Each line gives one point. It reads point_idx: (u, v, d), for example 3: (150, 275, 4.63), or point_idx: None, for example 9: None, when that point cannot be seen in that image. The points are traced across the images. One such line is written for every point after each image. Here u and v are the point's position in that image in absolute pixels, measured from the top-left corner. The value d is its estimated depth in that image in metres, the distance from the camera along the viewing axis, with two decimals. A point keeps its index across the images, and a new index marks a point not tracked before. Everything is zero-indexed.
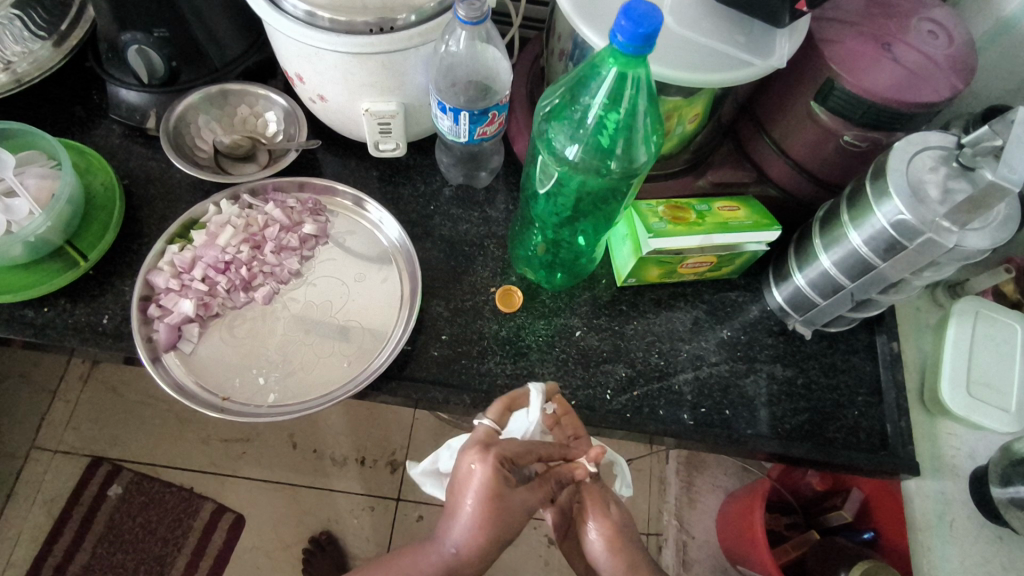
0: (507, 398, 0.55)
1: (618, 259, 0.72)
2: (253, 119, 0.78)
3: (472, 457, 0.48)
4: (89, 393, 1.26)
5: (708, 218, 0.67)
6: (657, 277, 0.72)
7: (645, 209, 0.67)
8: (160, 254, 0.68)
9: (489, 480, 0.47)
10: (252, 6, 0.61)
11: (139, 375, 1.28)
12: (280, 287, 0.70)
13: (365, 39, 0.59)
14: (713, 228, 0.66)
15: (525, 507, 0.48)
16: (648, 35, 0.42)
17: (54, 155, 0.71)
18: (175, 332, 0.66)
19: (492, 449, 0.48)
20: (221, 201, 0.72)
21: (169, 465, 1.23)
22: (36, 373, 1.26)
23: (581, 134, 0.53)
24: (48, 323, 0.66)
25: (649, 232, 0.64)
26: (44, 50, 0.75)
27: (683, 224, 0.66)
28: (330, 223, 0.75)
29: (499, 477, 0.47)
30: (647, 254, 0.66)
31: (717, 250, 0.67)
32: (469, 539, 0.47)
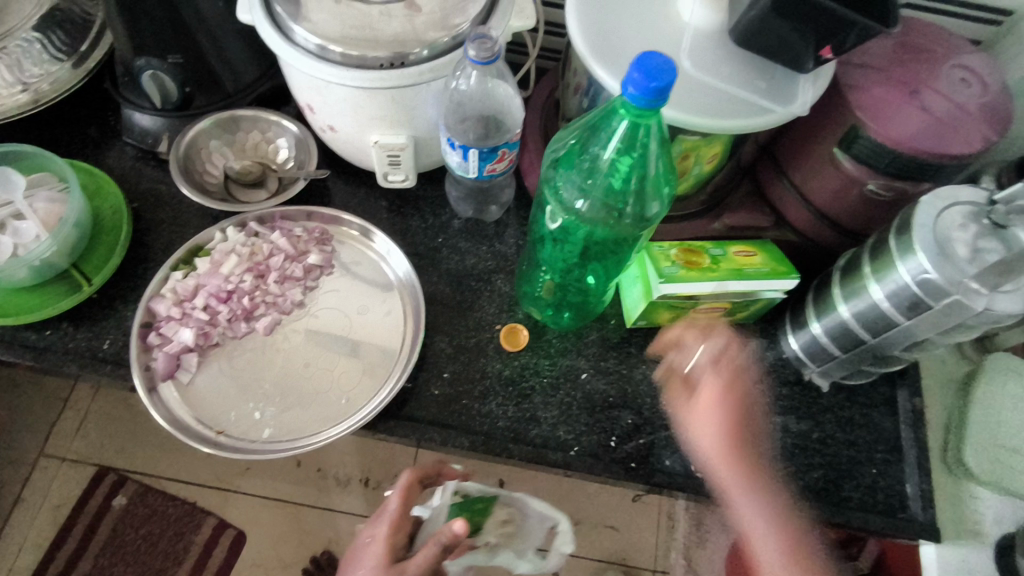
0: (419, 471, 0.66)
1: (627, 300, 0.70)
2: (264, 144, 0.78)
3: (372, 529, 0.62)
4: (99, 403, 1.26)
5: (722, 262, 0.64)
6: (668, 321, 0.69)
7: (658, 252, 0.65)
8: (164, 280, 0.68)
9: (385, 543, 0.60)
10: (264, 37, 0.61)
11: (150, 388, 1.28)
12: (282, 317, 0.69)
13: (375, 74, 0.59)
14: (728, 270, 0.63)
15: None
16: (660, 89, 0.40)
17: (63, 176, 0.70)
18: (173, 361, 0.65)
19: (389, 511, 0.62)
20: (228, 228, 0.71)
21: (172, 478, 1.22)
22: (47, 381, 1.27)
23: (590, 183, 0.51)
24: (48, 346, 0.65)
25: (660, 277, 0.62)
26: (65, 74, 0.76)
27: (694, 268, 0.63)
28: (336, 253, 0.74)
29: (392, 541, 0.60)
30: (658, 299, 0.63)
31: (732, 296, 0.65)
32: None
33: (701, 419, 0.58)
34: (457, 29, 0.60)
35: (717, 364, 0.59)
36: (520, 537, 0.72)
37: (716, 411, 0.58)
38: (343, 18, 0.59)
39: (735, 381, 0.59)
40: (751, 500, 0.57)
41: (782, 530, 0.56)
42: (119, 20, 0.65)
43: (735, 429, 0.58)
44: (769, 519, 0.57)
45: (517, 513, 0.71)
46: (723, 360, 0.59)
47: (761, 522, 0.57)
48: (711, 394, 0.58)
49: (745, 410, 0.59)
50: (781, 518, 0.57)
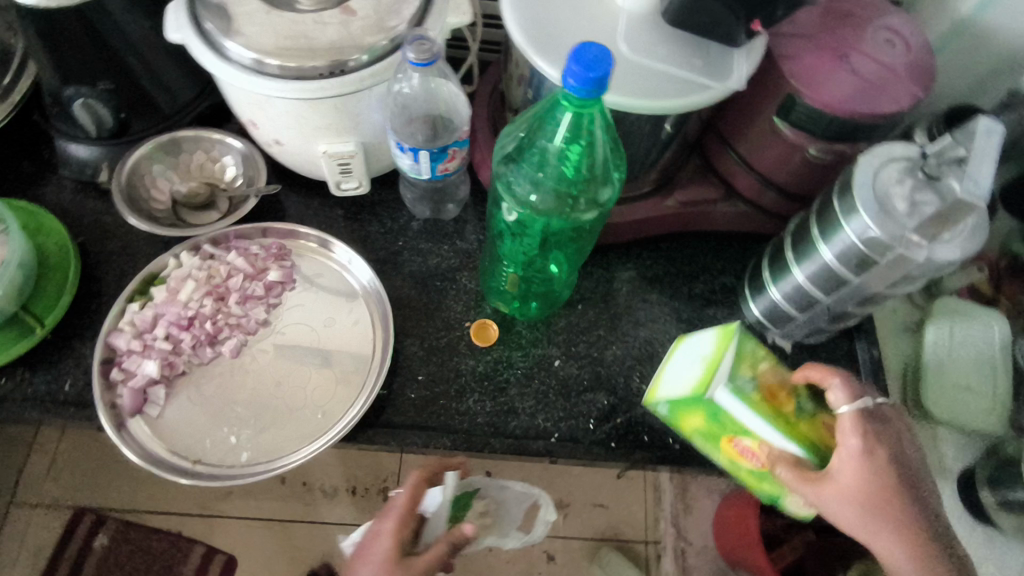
0: (422, 471, 0.64)
1: (669, 378, 0.61)
2: (209, 164, 0.76)
3: (377, 524, 0.62)
4: (67, 444, 1.22)
5: (801, 420, 0.53)
6: (692, 430, 0.59)
7: (748, 353, 0.55)
8: (120, 314, 0.67)
9: (392, 541, 0.59)
10: (196, 55, 0.60)
11: None
12: (248, 338, 0.68)
13: (315, 84, 0.58)
14: (804, 441, 0.53)
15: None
16: (599, 79, 0.41)
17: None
18: (140, 396, 0.64)
19: (396, 508, 0.62)
20: (181, 254, 0.70)
21: (155, 511, 1.20)
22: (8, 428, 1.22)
23: (541, 176, 0.52)
24: (6, 394, 0.63)
25: (728, 381, 0.52)
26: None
27: (773, 407, 0.52)
28: (297, 267, 0.73)
29: (399, 539, 0.60)
30: (708, 400, 0.53)
31: (777, 458, 0.53)
32: None
33: (851, 479, 0.52)
34: (394, 31, 0.59)
35: (873, 453, 0.52)
36: (498, 525, 0.75)
37: (876, 469, 0.52)
38: (276, 30, 0.58)
39: (890, 456, 0.53)
40: (902, 548, 0.53)
41: None
42: (42, 50, 0.63)
43: (895, 487, 0.53)
44: None
45: (493, 502, 0.75)
46: (877, 445, 0.52)
47: None
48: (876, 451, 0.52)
49: (890, 475, 0.53)
50: None
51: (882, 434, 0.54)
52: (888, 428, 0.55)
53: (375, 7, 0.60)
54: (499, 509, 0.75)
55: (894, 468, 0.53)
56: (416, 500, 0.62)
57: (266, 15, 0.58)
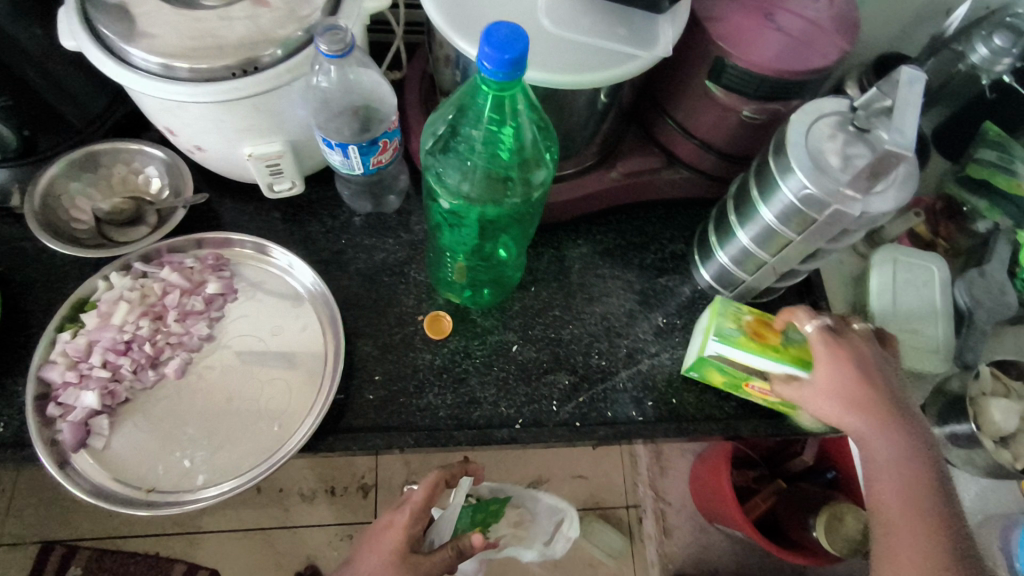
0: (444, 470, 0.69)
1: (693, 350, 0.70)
2: (132, 176, 0.72)
3: (392, 515, 0.66)
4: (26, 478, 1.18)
5: (789, 347, 0.60)
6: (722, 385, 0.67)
7: (732, 311, 0.63)
8: (51, 345, 0.63)
9: (402, 532, 0.63)
10: (97, 63, 0.56)
11: None
12: (192, 356, 0.66)
13: (229, 85, 0.55)
14: (792, 358, 0.59)
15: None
16: (514, 60, 0.40)
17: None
18: (82, 428, 0.61)
19: (411, 502, 0.66)
20: (110, 275, 0.67)
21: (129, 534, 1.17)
22: None
23: (470, 164, 0.52)
24: None
25: (716, 336, 0.61)
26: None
27: (760, 343, 0.60)
28: (237, 276, 0.70)
29: (408, 533, 0.63)
30: (710, 356, 0.63)
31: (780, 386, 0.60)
32: None
33: (825, 379, 0.57)
34: (308, 21, 0.57)
35: (837, 350, 0.57)
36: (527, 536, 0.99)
37: (849, 368, 0.56)
38: (180, 30, 0.55)
39: (857, 356, 0.57)
40: (869, 427, 0.56)
41: (913, 476, 0.54)
42: None
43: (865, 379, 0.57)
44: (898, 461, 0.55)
45: (527, 513, 1.00)
46: (841, 346, 0.57)
47: (896, 477, 0.54)
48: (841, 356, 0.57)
49: (868, 374, 0.57)
50: (912, 466, 0.55)
51: (850, 339, 0.59)
52: (855, 337, 0.59)
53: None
54: (531, 521, 1.00)
55: (863, 363, 0.57)
56: (433, 496, 0.67)
57: (167, 15, 0.55)
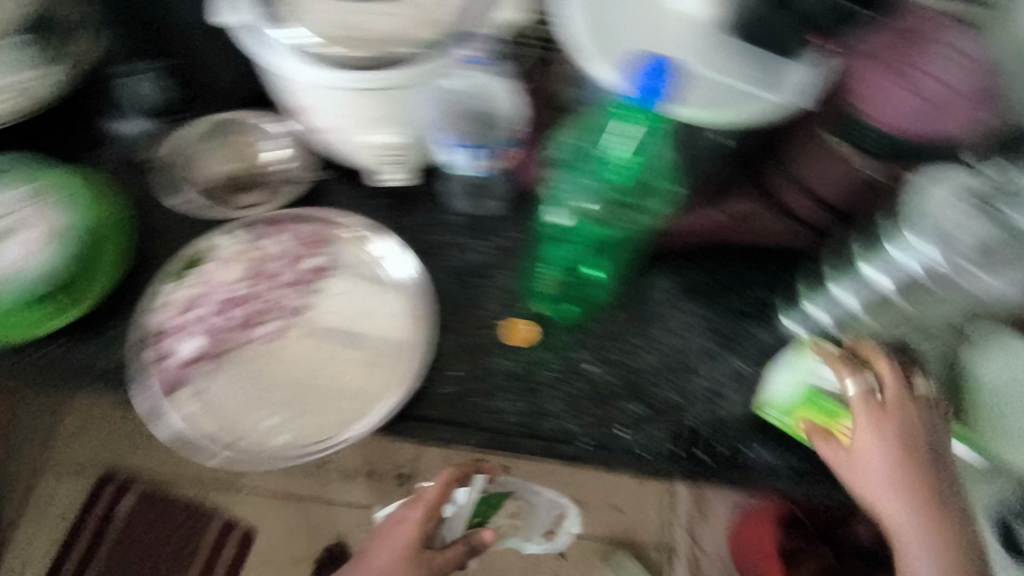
0: (455, 474, 0.76)
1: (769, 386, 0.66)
2: (252, 145, 0.75)
3: (404, 514, 0.76)
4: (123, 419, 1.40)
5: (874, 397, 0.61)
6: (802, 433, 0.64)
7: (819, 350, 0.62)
8: (162, 291, 0.68)
9: (411, 539, 0.73)
10: (251, 40, 0.60)
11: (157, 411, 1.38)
12: (287, 322, 0.69)
13: (367, 76, 0.58)
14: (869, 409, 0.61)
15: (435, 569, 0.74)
16: (662, 87, 0.54)
17: (30, 193, 0.66)
18: (178, 372, 0.65)
19: (423, 500, 0.75)
20: (224, 235, 0.71)
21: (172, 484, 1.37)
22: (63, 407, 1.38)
23: (598, 185, 0.64)
24: (49, 362, 0.65)
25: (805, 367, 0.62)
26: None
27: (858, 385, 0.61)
28: (338, 252, 0.72)
29: (418, 537, 0.73)
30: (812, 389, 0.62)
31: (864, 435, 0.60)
32: None
33: (873, 444, 0.58)
34: (444, 25, 0.60)
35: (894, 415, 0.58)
36: (526, 529, 0.94)
37: (895, 435, 0.58)
38: (330, 19, 0.58)
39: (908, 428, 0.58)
40: (903, 507, 0.57)
41: (946, 559, 0.57)
42: None
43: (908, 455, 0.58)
44: (933, 549, 0.56)
45: (527, 505, 0.93)
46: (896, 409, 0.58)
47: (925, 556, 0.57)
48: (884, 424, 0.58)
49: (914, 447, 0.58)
50: (945, 552, 0.57)
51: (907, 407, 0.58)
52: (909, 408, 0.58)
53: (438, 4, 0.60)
54: (529, 513, 0.93)
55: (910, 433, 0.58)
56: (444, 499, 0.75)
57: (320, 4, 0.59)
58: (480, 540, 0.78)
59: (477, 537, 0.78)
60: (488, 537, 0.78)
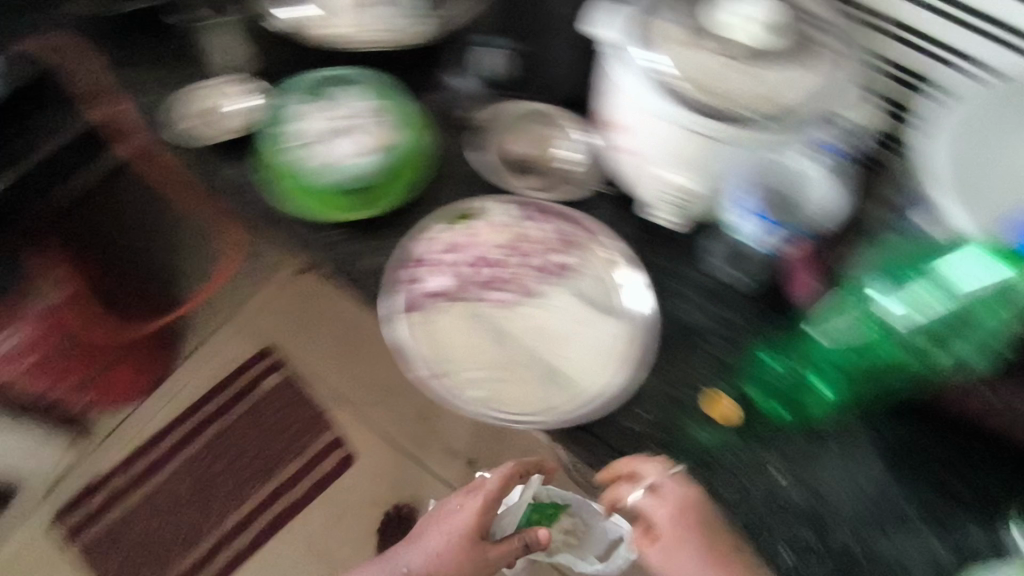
0: (516, 467, 0.86)
1: None
2: (553, 140, 0.82)
3: (459, 501, 0.89)
4: (309, 310, 1.63)
5: None
6: None
7: None
8: (433, 227, 0.77)
9: (466, 522, 0.86)
10: (611, 55, 0.67)
11: (340, 316, 1.63)
12: (519, 299, 0.75)
13: (705, 121, 0.63)
14: None
15: (492, 559, 0.86)
16: None
17: (374, 108, 0.80)
18: (420, 299, 0.74)
19: (482, 489, 0.86)
20: (499, 203, 0.78)
21: (318, 380, 1.57)
22: (275, 278, 1.64)
23: (927, 307, 0.60)
24: (329, 242, 0.76)
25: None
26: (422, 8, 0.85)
27: None
28: (584, 260, 0.77)
29: (476, 521, 0.85)
30: None
31: None
32: (420, 559, 0.88)
33: None
34: (784, 104, 0.62)
35: None
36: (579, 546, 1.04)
37: None
38: (686, 59, 0.63)
39: None
40: None
41: None
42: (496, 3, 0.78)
43: None
44: None
45: (582, 528, 1.03)
46: None
47: None
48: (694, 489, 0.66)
49: None
50: None
51: None
52: None
53: (773, 72, 0.62)
54: (582, 535, 1.03)
55: None
56: (497, 488, 0.85)
57: (680, 44, 0.63)
58: (536, 540, 0.88)
59: (530, 538, 0.88)
60: (542, 538, 0.88)
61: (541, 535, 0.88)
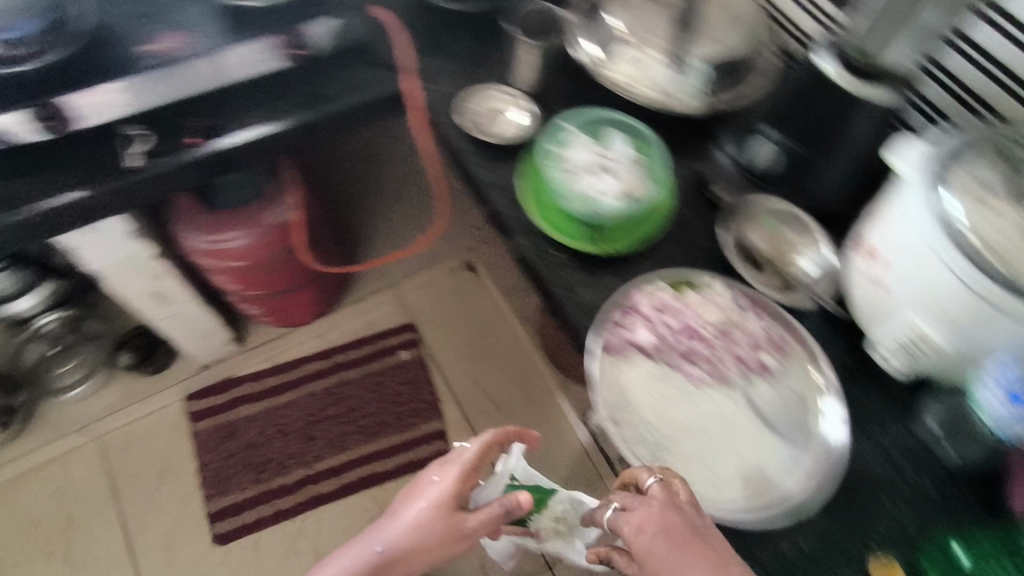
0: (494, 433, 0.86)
1: None
2: (794, 246, 0.82)
3: (435, 472, 0.85)
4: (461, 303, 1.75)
5: None
6: None
7: None
8: (654, 284, 0.78)
9: (446, 487, 0.82)
10: (908, 185, 0.66)
11: (487, 319, 1.73)
12: (712, 383, 0.75)
13: (987, 286, 0.59)
14: None
15: (470, 527, 0.82)
16: None
17: (633, 159, 0.84)
18: (621, 345, 0.75)
19: (461, 458, 0.84)
20: (722, 285, 0.78)
21: (445, 369, 1.67)
22: (445, 264, 1.78)
23: None
24: (553, 265, 0.82)
25: None
26: (710, 88, 0.90)
27: None
28: (789, 370, 0.75)
29: (456, 488, 0.83)
30: None
31: None
32: (396, 540, 0.83)
33: None
34: None
35: None
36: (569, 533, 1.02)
37: None
38: (997, 224, 0.61)
39: None
40: None
41: None
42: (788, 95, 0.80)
43: None
44: None
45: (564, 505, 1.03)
46: None
47: None
48: (671, 514, 0.62)
49: None
50: None
51: None
52: None
53: None
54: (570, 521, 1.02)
55: None
56: (472, 455, 0.84)
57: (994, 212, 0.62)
58: (518, 504, 0.82)
59: (511, 502, 0.83)
60: (523, 501, 0.82)
61: (523, 496, 0.82)
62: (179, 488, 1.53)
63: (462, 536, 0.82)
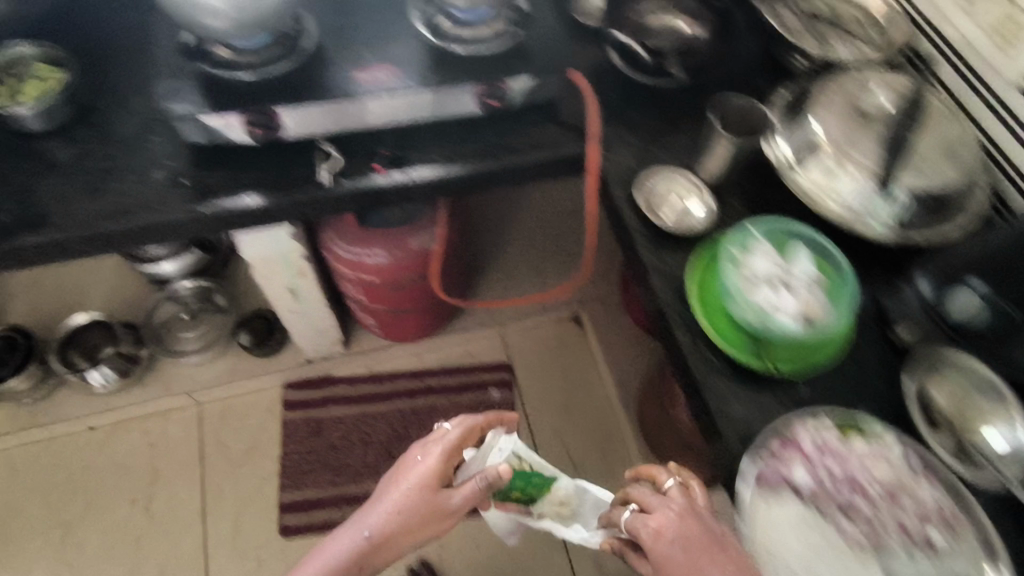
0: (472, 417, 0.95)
1: None
2: (980, 412, 0.73)
3: (418, 453, 0.92)
4: (562, 356, 1.73)
5: None
6: None
7: None
8: (822, 420, 0.73)
9: (430, 466, 0.90)
10: None
11: (584, 378, 1.70)
12: (869, 546, 0.68)
13: None
14: None
15: (451, 505, 0.88)
16: None
17: (815, 278, 0.79)
18: (777, 477, 0.71)
19: (443, 440, 0.92)
20: (897, 440, 0.72)
21: (534, 417, 1.65)
22: (553, 312, 1.76)
23: None
24: (711, 371, 0.78)
25: None
26: (911, 220, 0.84)
27: None
28: (958, 555, 0.67)
29: (439, 470, 0.90)
30: None
31: None
32: (382, 523, 0.87)
33: None
34: None
35: None
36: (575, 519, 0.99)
37: None
38: None
39: None
40: None
41: None
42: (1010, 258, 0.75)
43: None
44: None
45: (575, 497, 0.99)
46: None
47: None
48: (688, 522, 0.71)
49: None
50: None
51: None
52: None
53: None
54: (576, 507, 0.99)
55: None
56: (453, 434, 0.93)
57: None
58: (498, 475, 0.88)
59: (490, 474, 0.89)
60: (501, 471, 0.88)
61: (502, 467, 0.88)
62: (260, 470, 1.57)
63: (443, 515, 0.88)
